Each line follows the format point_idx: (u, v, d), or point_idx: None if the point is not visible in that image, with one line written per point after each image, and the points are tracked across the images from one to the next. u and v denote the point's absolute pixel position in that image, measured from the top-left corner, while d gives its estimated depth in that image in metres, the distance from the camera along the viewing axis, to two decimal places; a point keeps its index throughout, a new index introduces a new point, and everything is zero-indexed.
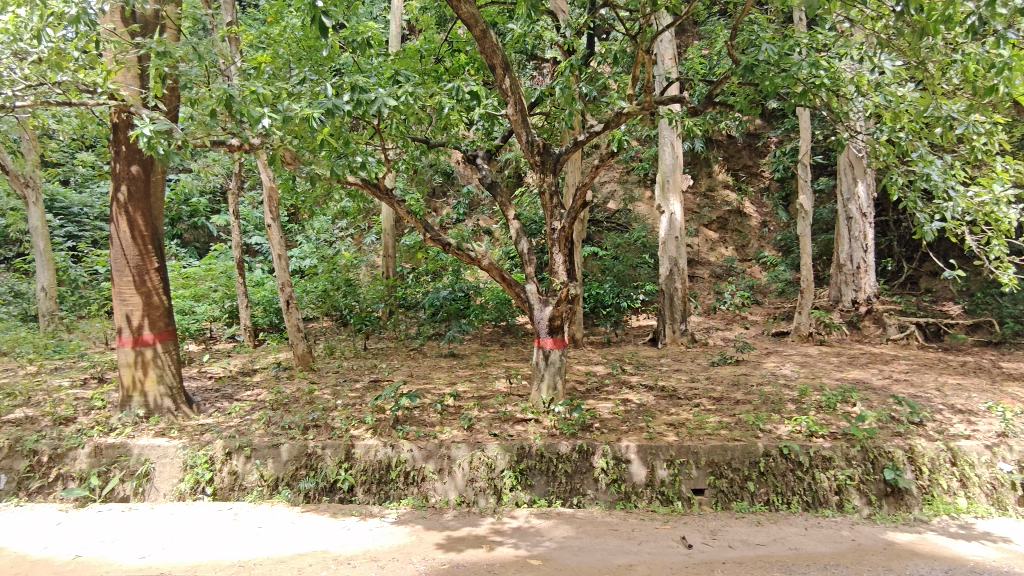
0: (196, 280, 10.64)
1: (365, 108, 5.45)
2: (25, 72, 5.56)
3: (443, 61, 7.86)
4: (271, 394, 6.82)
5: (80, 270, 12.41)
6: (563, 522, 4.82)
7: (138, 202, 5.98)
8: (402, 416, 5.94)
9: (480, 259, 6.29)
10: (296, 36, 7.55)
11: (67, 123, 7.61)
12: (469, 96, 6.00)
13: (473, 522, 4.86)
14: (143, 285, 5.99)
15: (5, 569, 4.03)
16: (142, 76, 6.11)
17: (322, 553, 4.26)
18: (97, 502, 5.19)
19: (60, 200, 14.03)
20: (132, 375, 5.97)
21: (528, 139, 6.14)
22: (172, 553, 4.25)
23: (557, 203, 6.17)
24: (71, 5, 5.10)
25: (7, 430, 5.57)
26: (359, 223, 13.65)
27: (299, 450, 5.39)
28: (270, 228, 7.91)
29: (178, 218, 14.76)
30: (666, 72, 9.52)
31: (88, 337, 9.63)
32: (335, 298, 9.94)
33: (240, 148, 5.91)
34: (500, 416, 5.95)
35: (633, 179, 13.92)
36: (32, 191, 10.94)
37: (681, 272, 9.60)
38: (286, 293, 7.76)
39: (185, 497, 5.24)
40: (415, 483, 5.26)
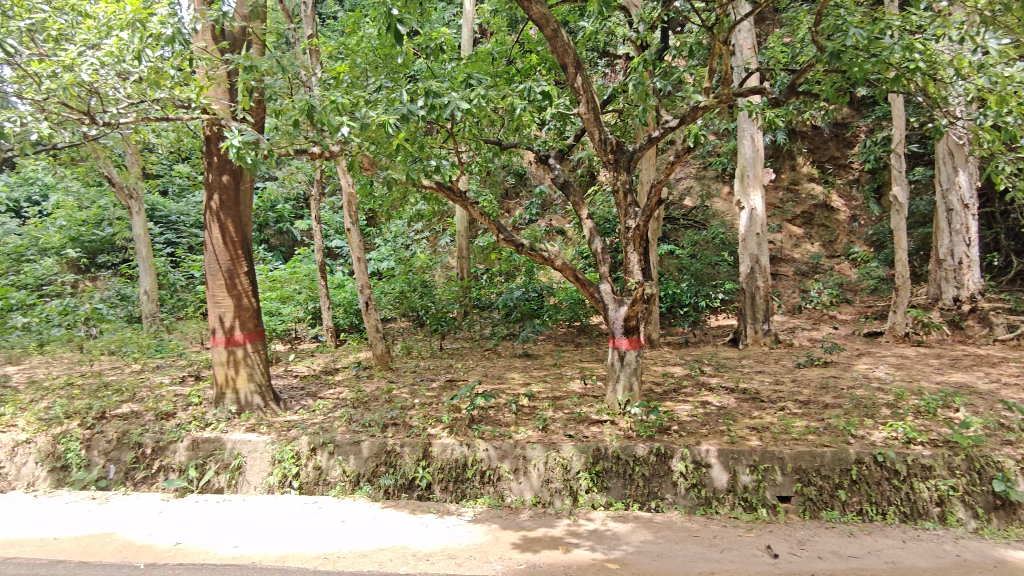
0: (282, 283, 11.16)
1: (439, 112, 5.50)
2: (128, 91, 5.94)
3: (515, 62, 7.88)
4: (352, 394, 7.02)
5: (178, 275, 13.26)
6: (641, 526, 4.73)
7: (229, 209, 6.32)
8: (477, 416, 6.01)
9: (554, 260, 6.25)
10: (372, 45, 7.75)
11: (166, 137, 8.12)
12: (540, 96, 6.01)
13: (549, 523, 4.85)
14: (234, 287, 6.33)
15: (115, 553, 4.33)
16: (231, 90, 6.44)
17: (401, 548, 4.35)
18: (194, 493, 5.50)
19: (160, 210, 15.04)
20: (225, 374, 6.31)
21: (601, 137, 6.05)
22: (262, 544, 4.46)
23: (631, 202, 6.05)
24: (167, 26, 5.47)
25: (116, 424, 6.01)
26: (434, 226, 13.93)
27: (379, 447, 5.54)
28: (349, 232, 8.17)
29: (266, 224, 15.55)
30: (744, 63, 9.16)
31: (185, 338, 10.29)
32: (412, 299, 10.28)
33: (320, 156, 6.19)
34: (575, 417, 5.90)
35: (710, 175, 13.54)
36: (135, 202, 11.76)
37: (763, 270, 9.25)
38: (366, 294, 8.00)
39: (274, 489, 5.49)
40: (491, 483, 5.30)
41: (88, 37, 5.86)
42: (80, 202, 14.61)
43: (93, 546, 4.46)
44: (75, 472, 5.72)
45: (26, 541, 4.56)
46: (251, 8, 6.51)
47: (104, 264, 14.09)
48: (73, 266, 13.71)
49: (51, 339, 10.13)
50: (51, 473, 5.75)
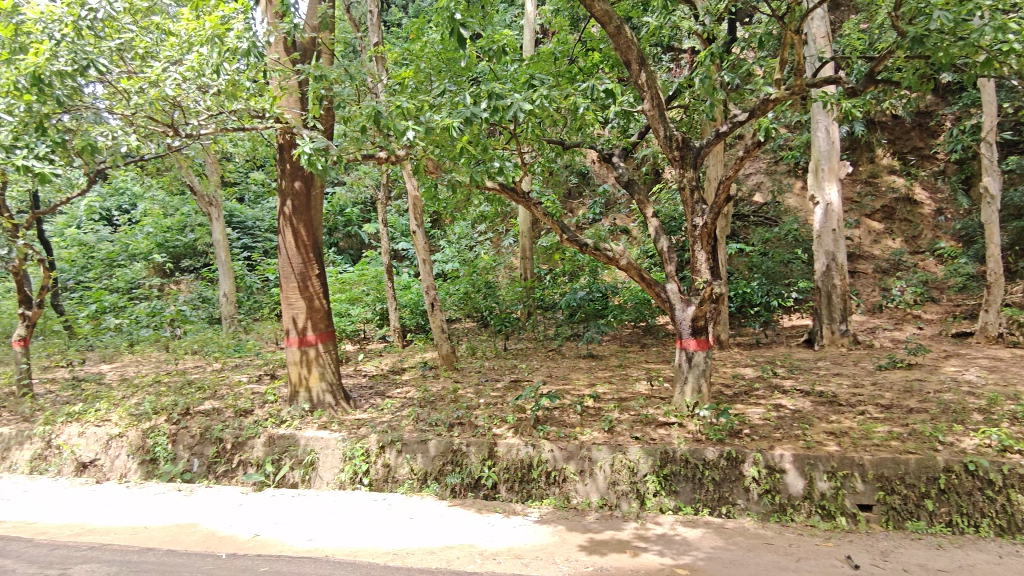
0: (351, 285, 11.51)
1: (502, 114, 5.53)
2: (208, 104, 6.13)
3: (577, 61, 7.84)
4: (418, 393, 7.14)
5: (254, 278, 13.86)
6: (712, 532, 4.61)
7: (301, 214, 6.56)
8: (542, 416, 6.02)
9: (618, 259, 6.18)
10: (436, 50, 7.85)
11: (243, 146, 8.48)
12: (604, 94, 5.98)
13: (616, 525, 4.79)
14: (306, 289, 6.56)
15: (199, 543, 4.57)
16: (303, 99, 6.67)
17: (468, 547, 4.40)
18: (271, 487, 5.73)
19: (238, 216, 15.75)
20: (299, 373, 6.57)
21: (666, 134, 5.93)
22: (335, 538, 4.60)
23: (699, 199, 5.91)
24: (243, 40, 5.72)
25: (199, 420, 6.32)
26: (497, 227, 13.99)
27: (445, 446, 5.62)
28: (415, 234, 8.30)
29: (335, 228, 16.07)
30: (818, 52, 8.79)
31: (261, 338, 10.74)
32: (476, 300, 10.40)
33: (387, 161, 6.33)
34: (642, 418, 5.81)
35: (782, 170, 13.06)
36: (214, 209, 12.34)
37: (840, 267, 8.86)
38: (431, 295, 8.13)
39: (345, 486, 5.66)
40: (556, 484, 5.30)
41: (171, 53, 6.22)
42: (165, 209, 15.48)
43: (180, 535, 4.72)
44: (163, 465, 6.05)
45: (121, 529, 4.87)
46: (321, 19, 6.72)
47: (187, 268, 14.88)
48: (159, 271, 14.54)
49: (141, 339, 10.81)
50: (141, 466, 6.10)
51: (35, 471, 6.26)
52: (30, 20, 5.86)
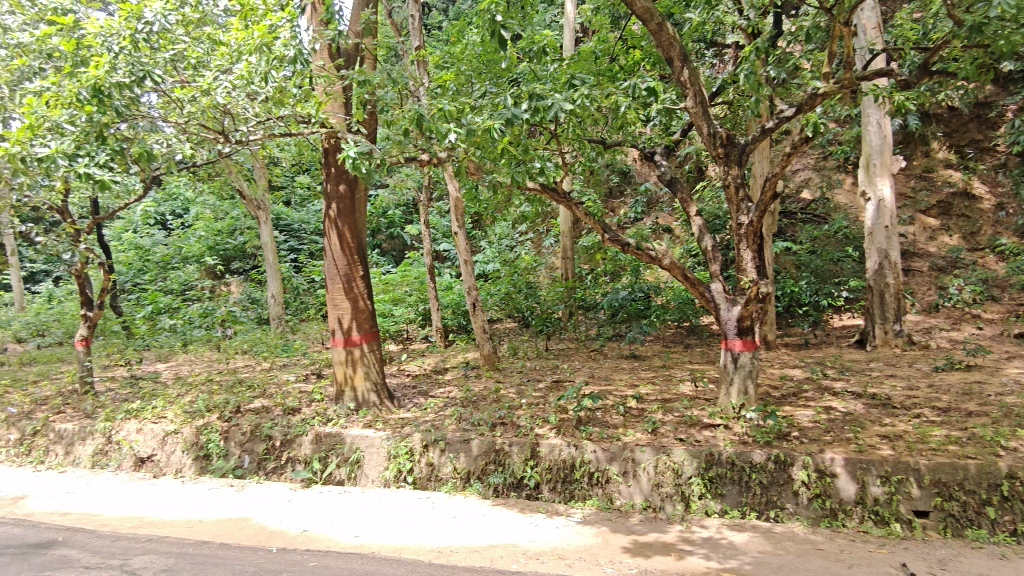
0: (394, 286, 11.69)
1: (543, 114, 5.57)
2: (256, 110, 6.44)
3: (618, 59, 7.78)
4: (461, 393, 7.21)
5: (300, 279, 14.18)
6: (760, 536, 4.53)
7: (346, 217, 6.70)
8: (585, 416, 6.00)
9: (661, 259, 6.12)
10: (476, 52, 7.89)
11: (289, 151, 8.68)
12: (645, 92, 5.93)
13: (661, 528, 4.74)
14: (351, 290, 6.70)
15: (251, 537, 4.71)
16: (347, 104, 6.80)
17: (511, 546, 4.42)
18: (319, 483, 5.85)
19: (285, 219, 16.14)
20: (344, 372, 6.72)
21: (710, 131, 5.84)
22: (381, 535, 4.68)
23: (744, 197, 5.81)
24: (290, 47, 5.90)
25: (250, 418, 6.51)
26: (538, 227, 13.98)
27: (488, 446, 5.66)
28: (456, 235, 8.36)
29: (378, 229, 16.33)
30: (868, 44, 8.52)
31: (308, 338, 10.99)
32: (517, 300, 10.45)
33: (429, 163, 6.39)
34: (686, 420, 5.73)
35: (831, 165, 12.69)
36: (262, 212, 12.67)
37: (893, 265, 8.57)
38: (473, 296, 8.19)
39: (390, 484, 5.74)
40: (600, 485, 5.28)
41: (222, 63, 6.43)
42: (216, 213, 15.95)
43: (232, 529, 4.87)
44: (215, 460, 6.25)
45: (177, 522, 5.05)
46: (365, 25, 6.83)
47: (237, 270, 15.30)
48: (210, 273, 15.00)
49: (194, 339, 11.18)
50: (195, 461, 6.31)
51: (97, 465, 6.53)
52: (91, 34, 6.13)
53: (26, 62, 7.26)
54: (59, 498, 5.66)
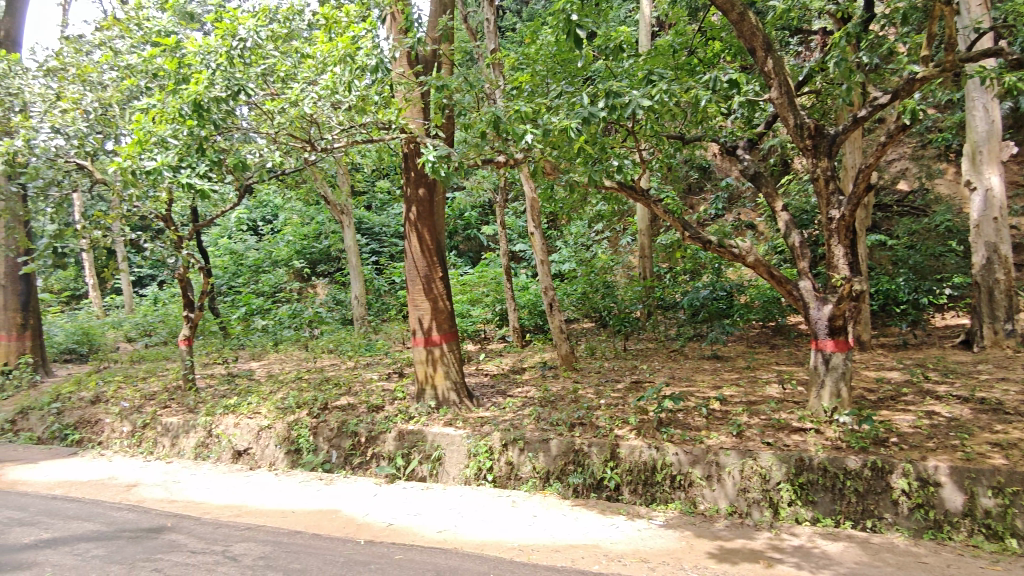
0: (471, 286, 11.91)
1: (620, 112, 5.52)
2: (340, 119, 6.59)
3: (697, 52, 7.61)
4: (539, 393, 7.23)
5: (382, 281, 14.61)
6: (855, 546, 4.30)
7: (425, 220, 6.89)
8: (666, 418, 5.87)
9: (745, 256, 5.94)
10: (551, 51, 7.88)
11: (370, 157, 8.95)
12: (727, 85, 5.77)
13: (748, 534, 4.59)
14: (430, 291, 6.88)
15: (340, 528, 4.90)
16: (426, 109, 6.97)
17: (593, 547, 4.40)
18: (402, 479, 6.02)
19: (366, 223, 16.70)
20: (425, 371, 6.89)
21: (797, 122, 5.61)
22: (463, 531, 4.77)
23: (834, 190, 5.55)
24: (371, 57, 6.12)
25: (337, 414, 6.77)
26: (614, 226, 13.82)
27: (568, 446, 5.65)
28: (533, 236, 8.37)
29: (455, 231, 16.61)
30: (973, 22, 7.91)
31: (390, 338, 11.32)
32: (595, 300, 10.38)
33: (506, 164, 6.45)
34: (774, 423, 5.52)
35: (930, 154, 11.89)
36: (346, 217, 13.14)
37: (1004, 260, 7.94)
38: (550, 296, 8.20)
39: (470, 481, 5.82)
40: (683, 488, 5.17)
41: (308, 74, 6.68)
42: (303, 219, 16.71)
43: (322, 520, 5.09)
44: (306, 455, 6.53)
45: (272, 512, 5.33)
46: (442, 31, 6.98)
47: (323, 272, 15.92)
48: (299, 276, 15.69)
49: (284, 339, 11.72)
50: (287, 455, 6.63)
51: (200, 457, 6.96)
52: (191, 53, 6.56)
53: (134, 81, 7.79)
54: (166, 486, 6.09)
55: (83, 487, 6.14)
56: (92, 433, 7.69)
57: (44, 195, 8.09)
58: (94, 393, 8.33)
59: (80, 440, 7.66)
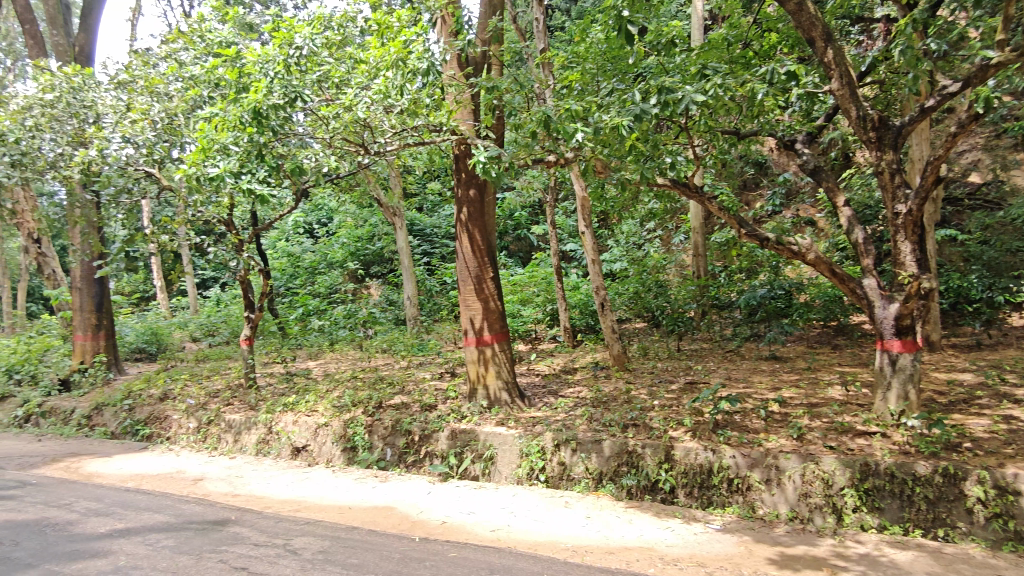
0: (522, 287, 11.93)
1: (673, 108, 5.44)
2: (392, 122, 6.65)
3: (753, 44, 7.42)
4: (591, 393, 7.17)
5: (433, 282, 14.78)
6: (927, 556, 4.12)
7: (476, 220, 6.95)
8: (722, 420, 5.74)
9: (805, 254, 5.76)
10: (601, 49, 7.80)
11: (422, 159, 9.07)
12: (784, 77, 5.59)
13: (810, 541, 4.44)
14: (481, 291, 6.93)
15: (396, 525, 4.98)
16: (476, 111, 7.02)
17: (648, 550, 4.34)
18: (455, 478, 6.08)
19: (418, 224, 16.94)
20: (477, 371, 6.94)
21: (860, 114, 5.40)
22: (517, 531, 4.78)
23: (901, 184, 5.32)
24: (422, 60, 6.21)
25: (391, 413, 6.89)
26: (667, 224, 13.61)
27: (621, 447, 5.60)
28: (583, 235, 8.31)
29: (505, 231, 16.67)
30: None
31: (441, 338, 11.45)
32: (647, 299, 10.26)
33: (556, 164, 6.47)
34: (837, 426, 5.33)
35: (1005, 144, 11.25)
36: (398, 219, 13.34)
37: None
38: (601, 295, 8.13)
39: (523, 481, 5.82)
40: (740, 492, 5.04)
41: (361, 79, 6.72)
42: (356, 221, 17.07)
43: (378, 517, 5.19)
44: (361, 452, 6.67)
45: (331, 508, 5.47)
46: (492, 32, 7.02)
47: (376, 273, 16.19)
48: (353, 277, 16.03)
49: (339, 339, 12.00)
50: (344, 453, 6.78)
51: (261, 453, 7.20)
52: (250, 62, 6.79)
53: (198, 91, 8.12)
54: (230, 481, 6.32)
55: (154, 479, 6.44)
56: (160, 429, 8.08)
57: (116, 202, 8.50)
58: (162, 390, 8.70)
59: (150, 435, 8.04)
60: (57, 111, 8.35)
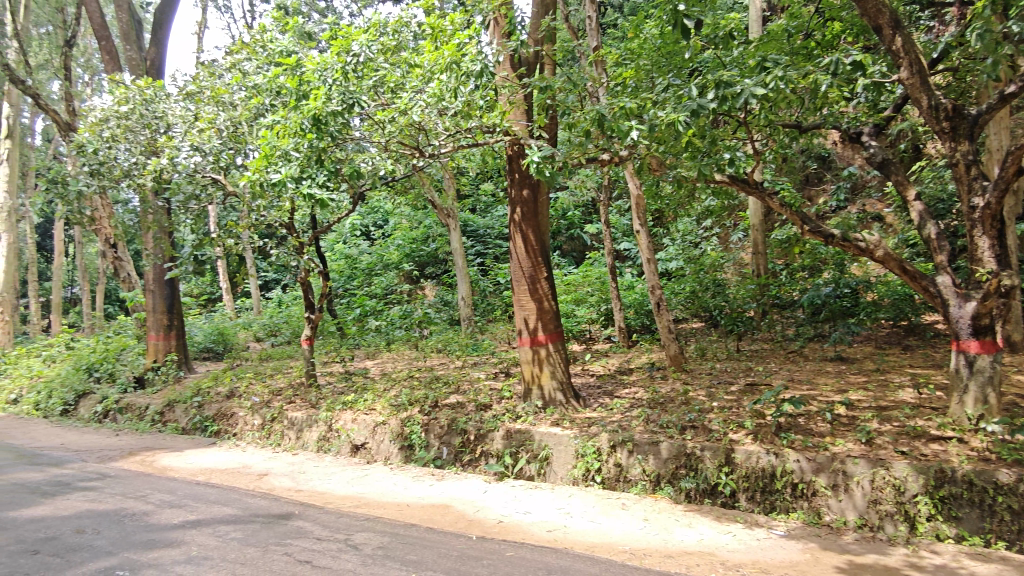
0: (576, 287, 11.87)
1: (731, 103, 5.32)
2: (445, 125, 6.87)
3: (815, 34, 7.17)
4: (648, 394, 7.08)
5: (487, 282, 14.88)
6: (1011, 569, 3.89)
7: (529, 220, 6.96)
8: (785, 422, 5.56)
9: (873, 250, 5.53)
10: (656, 44, 7.66)
11: (475, 160, 9.14)
12: (849, 68, 5.38)
13: (881, 550, 4.26)
14: (535, 292, 6.93)
15: (453, 524, 5.03)
16: (529, 111, 7.03)
17: (709, 555, 4.25)
18: (510, 478, 6.09)
19: (471, 225, 17.08)
20: (531, 371, 6.94)
21: (932, 103, 5.14)
22: (573, 531, 4.76)
23: (977, 175, 5.06)
24: (475, 62, 6.25)
25: (447, 413, 6.96)
26: (724, 222, 13.30)
27: (679, 449, 5.50)
28: (638, 233, 8.20)
29: (559, 231, 16.62)
30: None
31: (496, 338, 11.52)
32: (705, 299, 10.04)
33: (610, 162, 6.41)
34: (908, 430, 5.09)
35: None
36: (451, 220, 13.46)
37: None
38: (657, 295, 8.01)
39: (578, 482, 5.79)
40: (806, 497, 4.88)
41: (417, 83, 6.87)
42: (411, 223, 17.35)
43: (436, 515, 5.26)
44: (418, 451, 6.77)
45: (389, 505, 5.57)
46: (544, 32, 7.01)
47: (431, 274, 16.38)
48: (408, 278, 16.27)
49: (396, 339, 12.21)
50: (401, 451, 6.89)
51: (322, 450, 7.40)
52: (310, 70, 6.99)
53: (261, 100, 8.41)
54: (293, 477, 6.52)
55: (222, 474, 6.71)
56: (227, 425, 8.40)
57: (185, 208, 8.88)
58: (229, 388, 9.05)
59: (218, 431, 8.38)
60: (131, 122, 8.75)
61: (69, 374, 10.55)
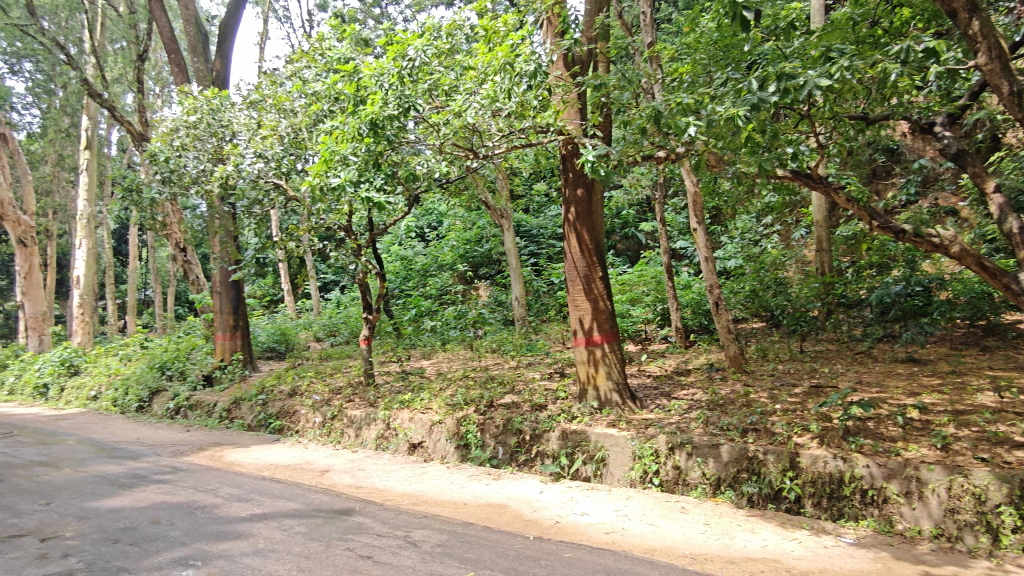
0: (631, 286, 11.73)
1: (794, 95, 5.16)
2: (499, 126, 6.90)
3: (881, 22, 6.88)
4: (707, 395, 6.94)
5: (540, 282, 14.89)
6: None
7: (584, 220, 6.93)
8: (853, 426, 5.35)
9: (949, 246, 5.23)
10: (713, 38, 7.50)
11: (528, 161, 9.15)
12: (922, 54, 5.14)
13: (961, 562, 4.05)
14: (590, 291, 6.89)
15: (510, 523, 5.06)
16: (583, 110, 6.99)
17: (774, 562, 4.13)
18: (567, 479, 6.06)
19: (524, 225, 17.12)
20: (587, 371, 6.91)
21: (1013, 89, 4.84)
22: (632, 534, 4.70)
23: None
24: (529, 61, 6.26)
25: (502, 412, 6.98)
26: (785, 219, 12.91)
27: (740, 453, 5.36)
28: (695, 232, 8.04)
29: (613, 231, 16.48)
30: None
31: (550, 338, 11.50)
32: (766, 298, 9.75)
33: (666, 159, 6.31)
34: (989, 437, 4.82)
35: None
36: (505, 220, 13.49)
37: None
38: (715, 294, 7.83)
39: (636, 484, 5.72)
40: (876, 505, 4.68)
41: (470, 85, 6.93)
42: (465, 224, 17.53)
43: (493, 514, 5.29)
44: (474, 450, 6.81)
45: (447, 503, 5.63)
46: (599, 29, 6.97)
47: (485, 275, 16.49)
48: (462, 279, 16.42)
49: (451, 339, 12.34)
50: (457, 450, 6.96)
51: (380, 448, 7.54)
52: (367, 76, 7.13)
53: (320, 106, 8.63)
54: (353, 473, 6.68)
55: (286, 470, 6.92)
56: (290, 423, 8.66)
57: (250, 213, 9.23)
58: (291, 386, 9.34)
59: (281, 428, 8.66)
60: (199, 131, 9.13)
61: (144, 372, 11.11)
